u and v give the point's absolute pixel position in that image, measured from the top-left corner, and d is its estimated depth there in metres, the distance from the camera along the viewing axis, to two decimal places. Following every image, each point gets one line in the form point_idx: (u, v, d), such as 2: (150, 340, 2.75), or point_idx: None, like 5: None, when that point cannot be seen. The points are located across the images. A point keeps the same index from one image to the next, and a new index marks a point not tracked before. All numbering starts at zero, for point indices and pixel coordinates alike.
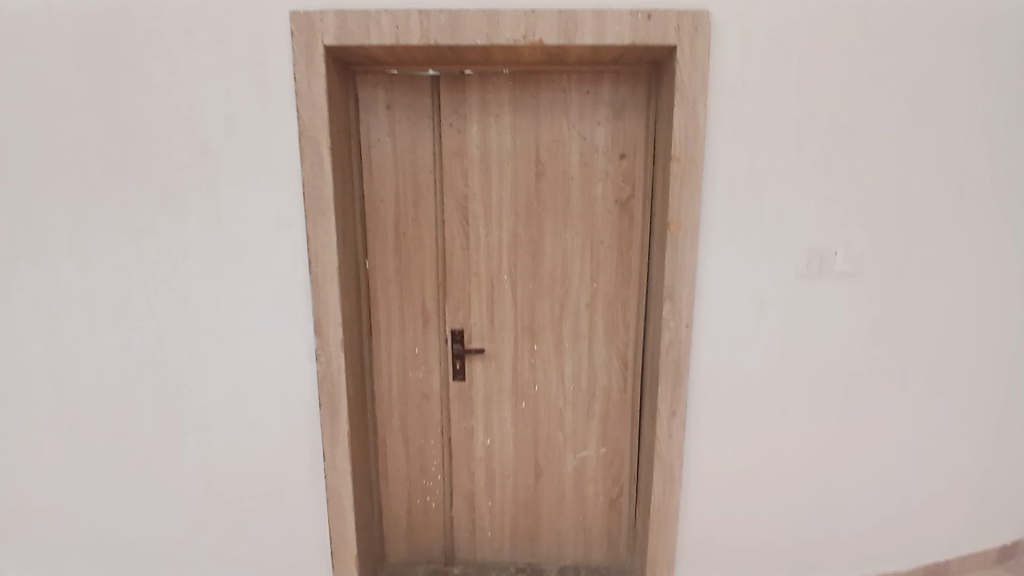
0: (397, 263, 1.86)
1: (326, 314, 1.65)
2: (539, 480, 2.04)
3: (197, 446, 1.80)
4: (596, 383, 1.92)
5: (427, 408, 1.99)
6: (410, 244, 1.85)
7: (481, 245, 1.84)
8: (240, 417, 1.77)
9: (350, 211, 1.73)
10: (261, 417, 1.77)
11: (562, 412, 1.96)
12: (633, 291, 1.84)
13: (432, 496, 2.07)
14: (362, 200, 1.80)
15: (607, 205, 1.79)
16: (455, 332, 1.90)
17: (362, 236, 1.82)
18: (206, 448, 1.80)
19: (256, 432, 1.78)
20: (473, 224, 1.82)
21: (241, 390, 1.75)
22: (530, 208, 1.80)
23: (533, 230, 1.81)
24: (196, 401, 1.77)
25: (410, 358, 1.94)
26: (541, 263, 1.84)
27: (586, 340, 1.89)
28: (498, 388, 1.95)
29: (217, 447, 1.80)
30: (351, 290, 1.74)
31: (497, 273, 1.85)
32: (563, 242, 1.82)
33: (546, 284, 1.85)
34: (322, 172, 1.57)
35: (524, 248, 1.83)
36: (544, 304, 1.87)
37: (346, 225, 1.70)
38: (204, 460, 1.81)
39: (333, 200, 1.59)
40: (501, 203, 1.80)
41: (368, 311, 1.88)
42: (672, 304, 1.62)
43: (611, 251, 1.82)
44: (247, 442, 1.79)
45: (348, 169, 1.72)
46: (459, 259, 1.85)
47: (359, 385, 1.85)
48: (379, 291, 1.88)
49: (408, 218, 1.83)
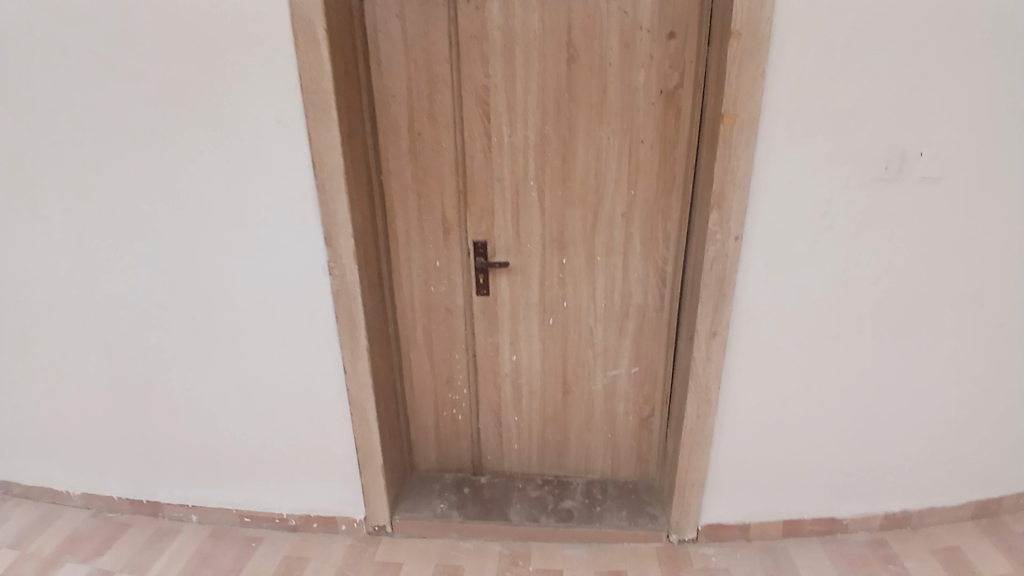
0: (414, 168, 1.70)
1: (336, 225, 1.54)
2: (567, 397, 1.97)
3: (224, 357, 1.80)
4: (630, 301, 1.78)
5: (452, 323, 1.92)
6: (426, 147, 1.67)
7: (505, 148, 1.64)
8: (260, 330, 1.73)
9: (358, 109, 1.55)
10: (281, 330, 1.72)
11: (593, 329, 1.84)
12: (676, 199, 1.63)
13: (459, 409, 2.06)
14: (372, 96, 1.62)
15: (650, 97, 1.54)
16: (478, 245, 1.77)
17: (374, 139, 1.65)
18: (233, 359, 1.79)
19: (278, 345, 1.75)
20: (496, 123, 1.62)
21: (259, 304, 1.70)
22: (559, 104, 1.57)
23: (563, 129, 1.60)
24: (217, 314, 1.73)
25: (432, 272, 1.84)
26: (573, 168, 1.64)
27: (620, 254, 1.72)
28: (525, 304, 1.84)
29: (242, 359, 1.79)
30: (363, 199, 1.61)
31: (523, 179, 1.67)
32: (597, 142, 1.60)
33: (577, 192, 1.66)
34: (320, 63, 1.40)
35: (554, 151, 1.62)
36: (575, 215, 1.69)
37: (354, 125, 1.53)
38: (232, 371, 1.81)
39: (334, 95, 1.42)
40: (526, 99, 1.58)
41: (385, 222, 1.76)
42: (721, 213, 1.41)
43: (654, 153, 1.59)
44: (270, 355, 1.76)
45: (352, 61, 1.52)
46: (481, 164, 1.67)
47: (380, 300, 1.78)
48: (396, 199, 1.74)
49: (423, 117, 1.64)
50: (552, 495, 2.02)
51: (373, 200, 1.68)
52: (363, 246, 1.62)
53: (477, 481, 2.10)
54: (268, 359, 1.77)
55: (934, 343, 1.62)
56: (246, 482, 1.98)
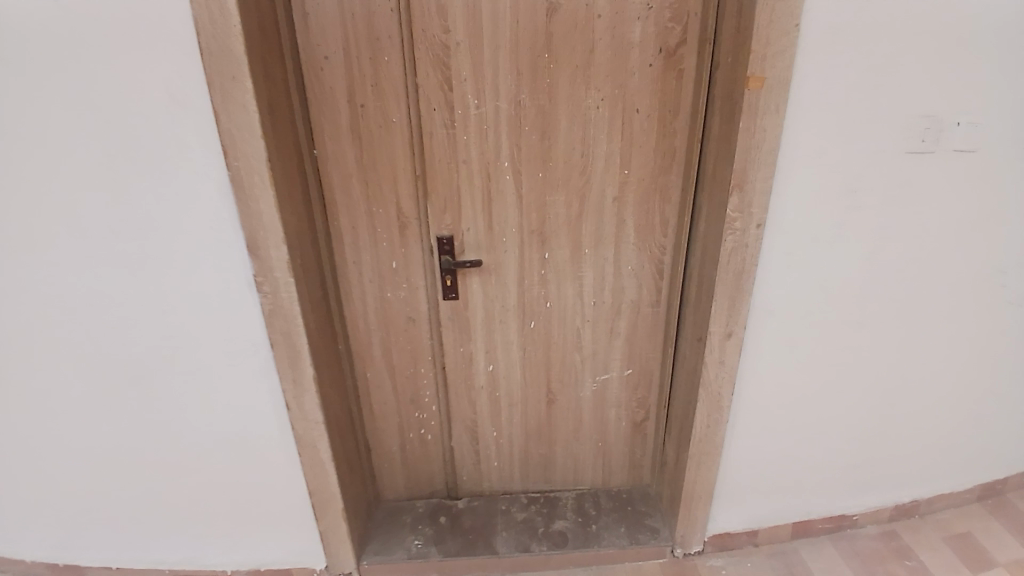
0: (358, 151, 1.36)
1: (263, 231, 1.17)
2: (552, 407, 1.73)
3: (128, 402, 1.40)
4: (622, 297, 1.54)
5: (414, 333, 1.62)
6: (373, 124, 1.34)
7: (471, 124, 1.34)
8: (175, 365, 1.35)
9: (278, 75, 1.19)
10: (204, 364, 1.35)
11: (581, 331, 1.60)
12: (676, 178, 1.39)
13: (428, 429, 1.78)
14: (295, 58, 1.26)
15: (646, 56, 1.27)
16: (443, 241, 1.47)
17: (301, 114, 1.29)
18: (141, 403, 1.40)
19: (201, 383, 1.38)
20: (460, 93, 1.31)
21: (171, 335, 1.31)
22: (536, 68, 1.28)
23: (543, 98, 1.31)
24: (113, 350, 1.33)
25: (387, 276, 1.53)
26: (554, 146, 1.36)
27: (612, 244, 1.47)
28: (501, 307, 1.57)
29: (154, 402, 1.40)
30: (295, 193, 1.25)
31: (494, 161, 1.38)
32: (584, 113, 1.32)
33: (560, 175, 1.39)
34: (225, 14, 1.00)
35: (531, 126, 1.34)
36: (557, 202, 1.42)
37: (275, 96, 1.16)
38: (142, 418, 1.42)
39: (247, 60, 1.04)
40: (496, 62, 1.28)
41: (322, 218, 1.41)
42: (742, 196, 1.19)
43: (651, 124, 1.33)
44: (192, 395, 1.39)
45: (268, 13, 1.16)
46: (442, 144, 1.36)
47: (326, 316, 1.45)
48: (337, 191, 1.40)
49: (367, 86, 1.30)
50: (541, 516, 1.80)
51: (305, 193, 1.33)
52: (300, 253, 1.27)
53: (454, 507, 1.85)
54: (189, 400, 1.40)
55: (948, 327, 1.49)
56: (174, 542, 1.62)
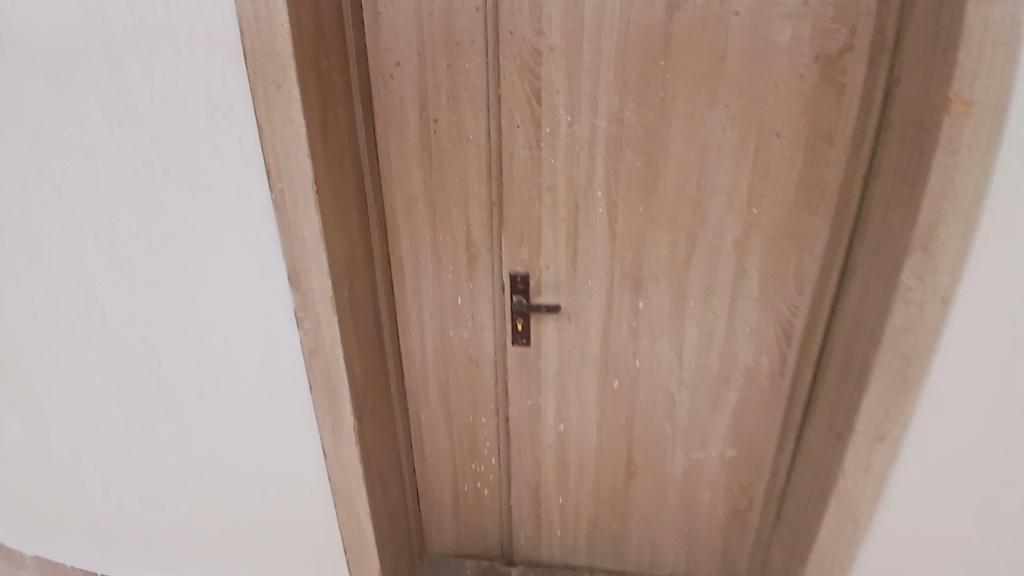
0: (427, 170, 1.17)
1: (306, 261, 1.00)
2: (630, 479, 1.45)
3: (168, 425, 1.31)
4: (733, 363, 1.24)
5: (476, 378, 1.41)
6: (445, 139, 1.14)
7: (560, 144, 1.10)
8: (213, 393, 1.24)
9: (340, 83, 1.01)
10: (242, 396, 1.23)
11: (675, 398, 1.30)
12: (822, 222, 1.07)
13: (485, 483, 1.56)
14: (364, 64, 1.08)
15: (795, 65, 0.97)
16: (516, 278, 1.24)
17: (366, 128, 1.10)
18: (181, 428, 1.31)
19: (239, 414, 1.26)
20: (549, 108, 1.08)
21: (210, 361, 1.20)
22: (647, 78, 1.02)
23: (652, 117, 1.05)
24: (154, 371, 1.24)
25: (451, 312, 1.32)
26: (662, 174, 1.09)
27: (726, 298, 1.17)
28: (578, 360, 1.31)
29: (193, 429, 1.30)
30: (350, 218, 1.07)
31: (584, 189, 1.13)
32: (705, 136, 1.04)
33: (666, 210, 1.12)
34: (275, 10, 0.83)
35: (634, 149, 1.08)
36: (660, 242, 1.14)
37: (333, 106, 0.99)
38: (182, 443, 1.33)
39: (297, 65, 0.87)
40: (597, 70, 1.03)
41: (382, 247, 1.23)
42: (926, 259, 0.86)
43: (793, 152, 1.03)
44: (230, 426, 1.28)
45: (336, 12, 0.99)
46: (523, 166, 1.14)
47: (379, 355, 1.27)
48: (400, 213, 1.22)
49: (441, 97, 1.10)
50: None
51: (365, 219, 1.15)
52: (349, 288, 1.09)
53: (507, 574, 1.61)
54: (227, 430, 1.29)
55: None
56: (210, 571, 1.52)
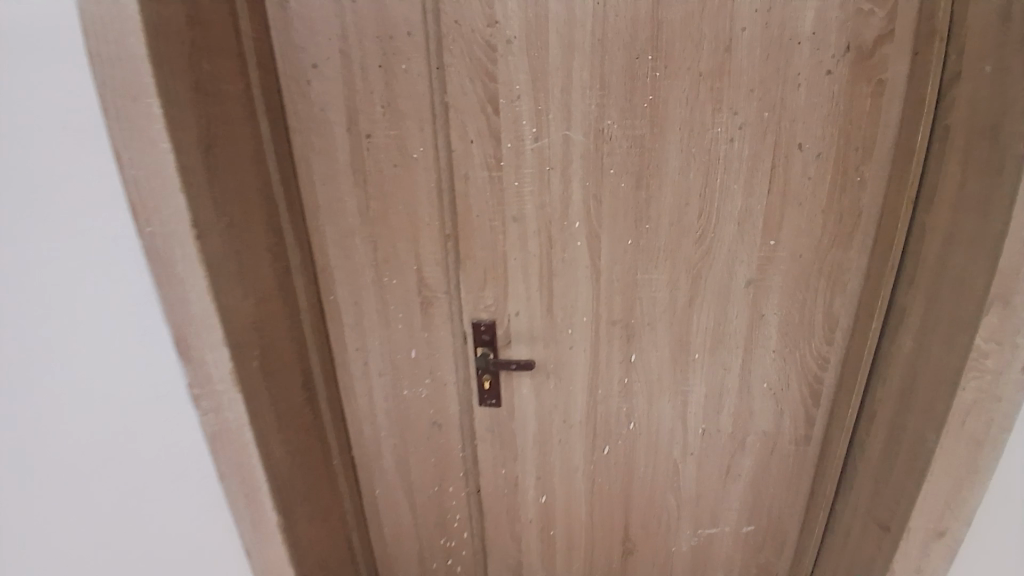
0: (363, 199, 0.95)
1: (192, 325, 0.78)
2: (628, 558, 1.21)
3: (35, 547, 1.00)
4: (749, 424, 1.01)
5: (441, 445, 1.15)
6: (385, 161, 0.92)
7: (526, 164, 0.88)
8: (97, 495, 0.96)
9: (237, 100, 0.82)
10: (133, 497, 0.96)
11: (680, 465, 1.07)
12: (858, 256, 0.85)
13: (460, 559, 1.28)
14: (275, 76, 0.88)
15: (821, 59, 0.76)
16: (482, 328, 1.01)
17: (279, 155, 0.90)
18: (54, 548, 1.00)
19: (128, 522, 0.98)
20: (511, 118, 0.85)
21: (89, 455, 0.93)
22: (632, 77, 0.80)
23: (640, 127, 0.82)
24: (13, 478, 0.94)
25: (404, 368, 1.09)
26: (655, 198, 0.86)
27: (738, 347, 0.95)
28: (560, 423, 1.08)
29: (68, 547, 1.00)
30: (257, 267, 0.86)
31: (559, 218, 0.90)
32: (704, 151, 0.82)
33: (662, 242, 0.89)
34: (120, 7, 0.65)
35: (619, 168, 0.85)
36: (656, 282, 0.92)
37: (221, 129, 0.79)
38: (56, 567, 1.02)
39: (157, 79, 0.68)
40: (569, 69, 0.81)
41: (310, 297, 1.00)
42: (1009, 313, 0.65)
43: (819, 170, 0.81)
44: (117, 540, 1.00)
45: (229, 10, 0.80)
46: (482, 192, 0.91)
47: (313, 427, 1.03)
48: (333, 253, 0.98)
49: (376, 108, 0.89)
50: None
51: (282, 266, 0.93)
52: (258, 353, 0.87)
53: None
54: (112, 546, 1.00)
55: None
56: None
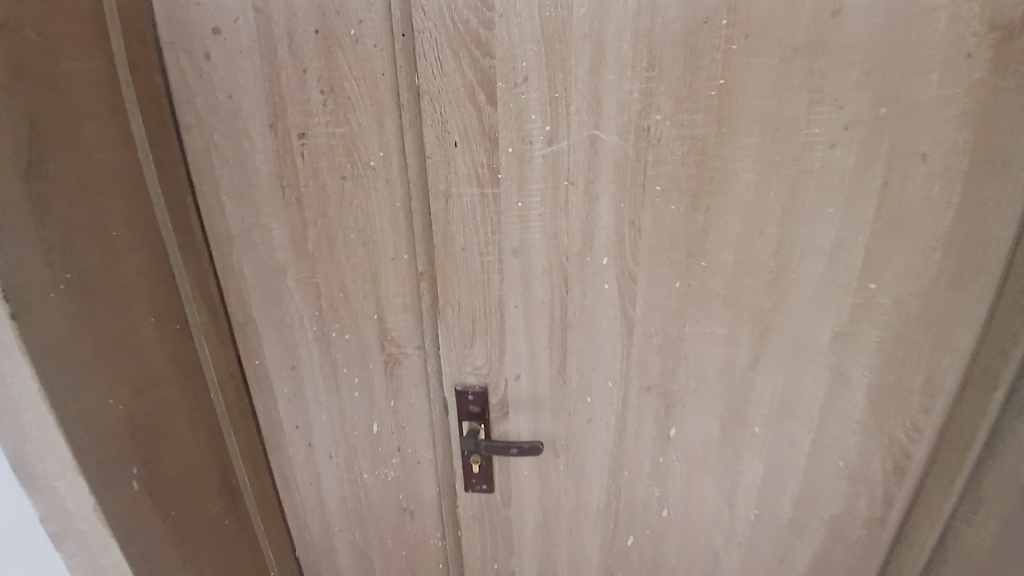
0: (298, 226, 0.66)
1: (29, 438, 0.50)
2: None
3: None
4: (816, 511, 0.78)
5: (412, 539, 0.88)
6: (331, 171, 0.64)
7: (534, 177, 0.61)
8: None
9: (83, 83, 0.51)
10: None
11: (722, 558, 0.84)
12: (979, 302, 0.63)
13: None
14: (154, 44, 0.57)
15: (958, 35, 0.53)
16: (470, 398, 0.74)
17: (163, 166, 0.59)
18: None
19: None
20: (512, 111, 0.59)
21: None
22: (688, 52, 0.55)
23: (699, 126, 0.58)
24: None
25: (362, 446, 0.81)
26: (714, 226, 0.62)
27: (811, 418, 0.72)
28: (570, 511, 0.82)
29: None
30: (127, 340, 0.57)
31: (579, 253, 0.64)
32: (788, 160, 0.59)
33: (718, 286, 0.65)
34: None
35: (664, 183, 0.60)
36: (707, 336, 0.68)
37: (57, 131, 0.49)
38: None
39: None
40: (602, 39, 0.55)
41: (223, 366, 0.70)
42: None
43: (944, 188, 0.59)
44: None
45: None
46: (468, 217, 0.64)
47: (236, 539, 0.75)
48: (256, 303, 0.69)
49: (314, 94, 0.61)
50: None
51: (174, 329, 0.63)
52: (136, 467, 0.58)
53: None
54: None
55: None
56: None
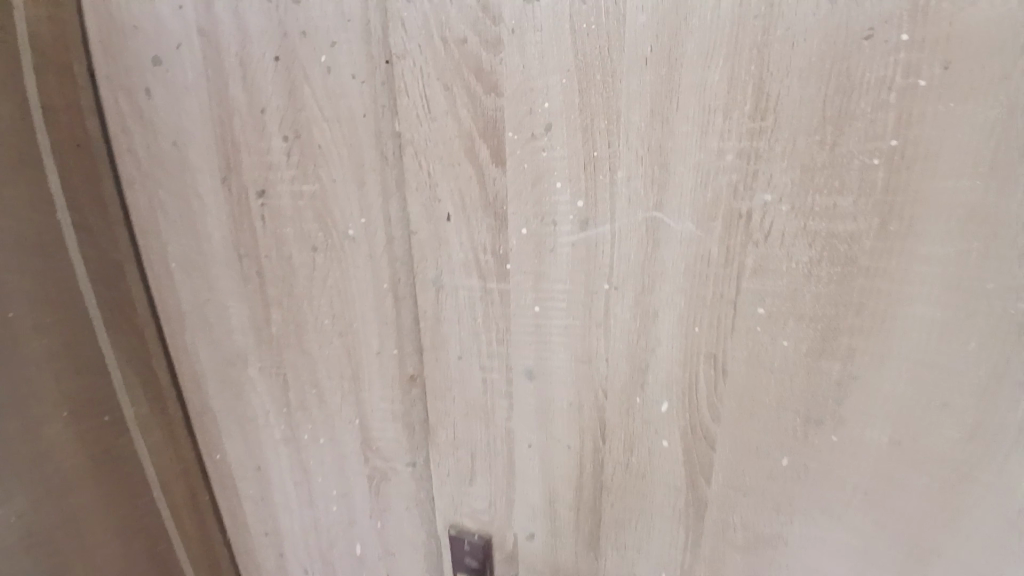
0: (259, 307, 0.51)
1: None
2: None
3: None
4: None
5: None
6: (294, 240, 0.48)
7: (558, 273, 0.40)
8: None
9: None
10: None
11: None
12: None
13: None
14: (89, 80, 0.47)
15: None
16: (467, 549, 0.53)
17: (90, 231, 0.49)
18: None
19: None
20: (528, 175, 0.38)
21: None
22: (832, 92, 0.32)
23: (843, 217, 0.33)
24: None
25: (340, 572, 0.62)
26: (857, 381, 0.37)
27: None
28: None
29: None
30: (22, 444, 0.46)
31: (622, 390, 0.42)
32: (1009, 289, 0.33)
33: (853, 472, 0.39)
34: None
35: (772, 304, 0.36)
36: (828, 543, 0.42)
37: None
38: None
39: None
40: (674, 66, 0.33)
41: (170, 463, 0.58)
42: None
43: None
44: None
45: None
46: (465, 318, 0.44)
47: None
48: (215, 391, 0.55)
49: (275, 142, 0.45)
50: None
51: (99, 423, 0.52)
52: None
53: None
54: None
55: None
56: None
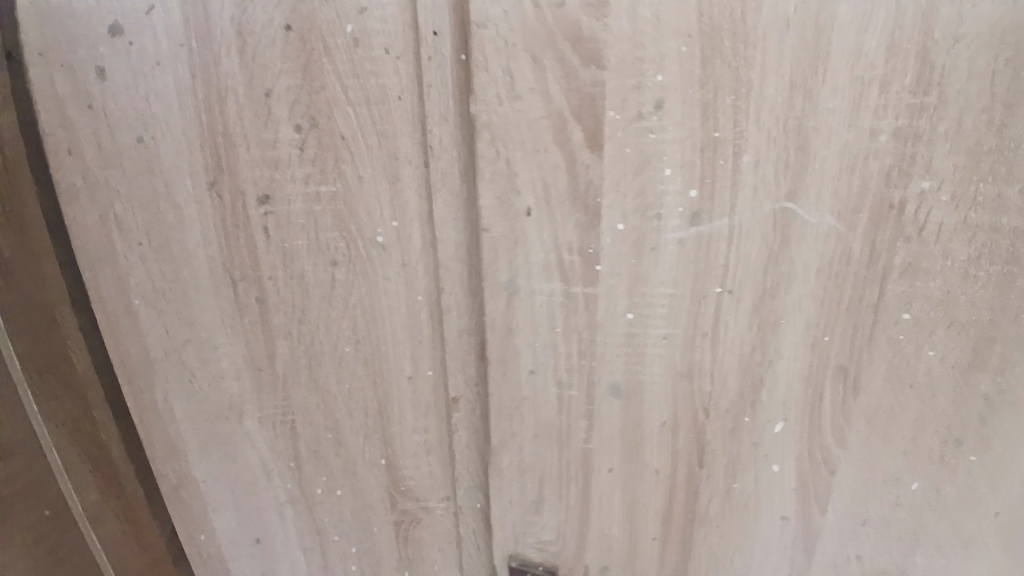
0: (260, 341, 0.40)
1: None
2: None
3: None
4: None
5: None
6: (311, 257, 0.38)
7: (659, 278, 0.34)
8: None
9: None
10: None
11: None
12: None
13: None
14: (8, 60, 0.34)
15: None
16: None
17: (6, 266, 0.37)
18: None
19: None
20: (631, 162, 0.31)
21: None
22: (1009, 65, 0.27)
23: (1010, 209, 0.29)
24: None
25: None
26: (1008, 396, 0.33)
27: None
28: None
29: None
30: None
31: (732, 412, 0.36)
32: None
33: (990, 495, 0.35)
34: None
35: (921, 308, 0.32)
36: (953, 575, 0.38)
37: None
38: None
39: None
40: (824, 30, 0.28)
41: (132, 552, 0.46)
42: None
43: None
44: None
45: None
46: (541, 327, 0.36)
47: None
48: (196, 452, 0.44)
49: (285, 131, 0.35)
50: None
51: (36, 519, 0.40)
52: None
53: None
54: None
55: None
56: None
